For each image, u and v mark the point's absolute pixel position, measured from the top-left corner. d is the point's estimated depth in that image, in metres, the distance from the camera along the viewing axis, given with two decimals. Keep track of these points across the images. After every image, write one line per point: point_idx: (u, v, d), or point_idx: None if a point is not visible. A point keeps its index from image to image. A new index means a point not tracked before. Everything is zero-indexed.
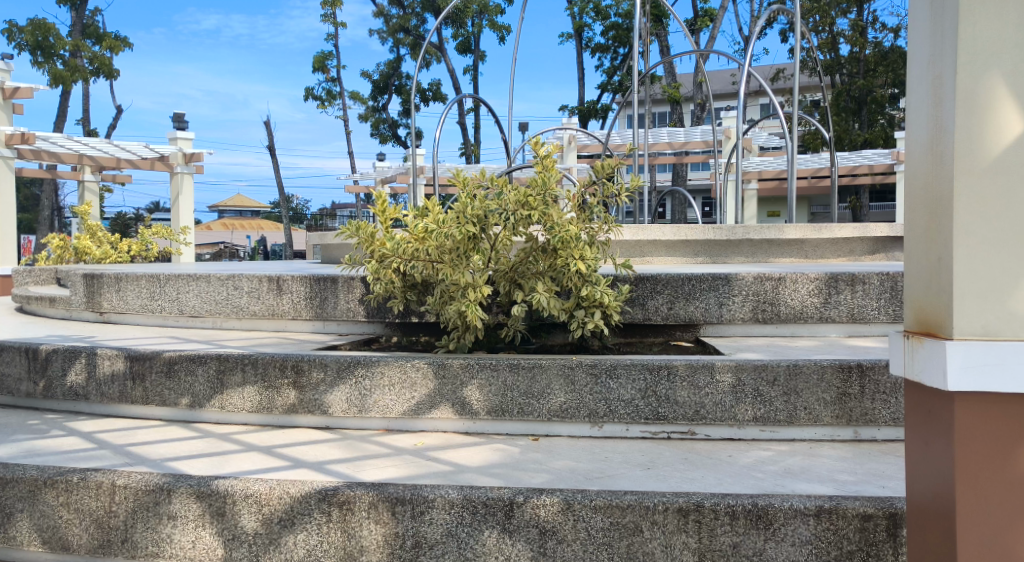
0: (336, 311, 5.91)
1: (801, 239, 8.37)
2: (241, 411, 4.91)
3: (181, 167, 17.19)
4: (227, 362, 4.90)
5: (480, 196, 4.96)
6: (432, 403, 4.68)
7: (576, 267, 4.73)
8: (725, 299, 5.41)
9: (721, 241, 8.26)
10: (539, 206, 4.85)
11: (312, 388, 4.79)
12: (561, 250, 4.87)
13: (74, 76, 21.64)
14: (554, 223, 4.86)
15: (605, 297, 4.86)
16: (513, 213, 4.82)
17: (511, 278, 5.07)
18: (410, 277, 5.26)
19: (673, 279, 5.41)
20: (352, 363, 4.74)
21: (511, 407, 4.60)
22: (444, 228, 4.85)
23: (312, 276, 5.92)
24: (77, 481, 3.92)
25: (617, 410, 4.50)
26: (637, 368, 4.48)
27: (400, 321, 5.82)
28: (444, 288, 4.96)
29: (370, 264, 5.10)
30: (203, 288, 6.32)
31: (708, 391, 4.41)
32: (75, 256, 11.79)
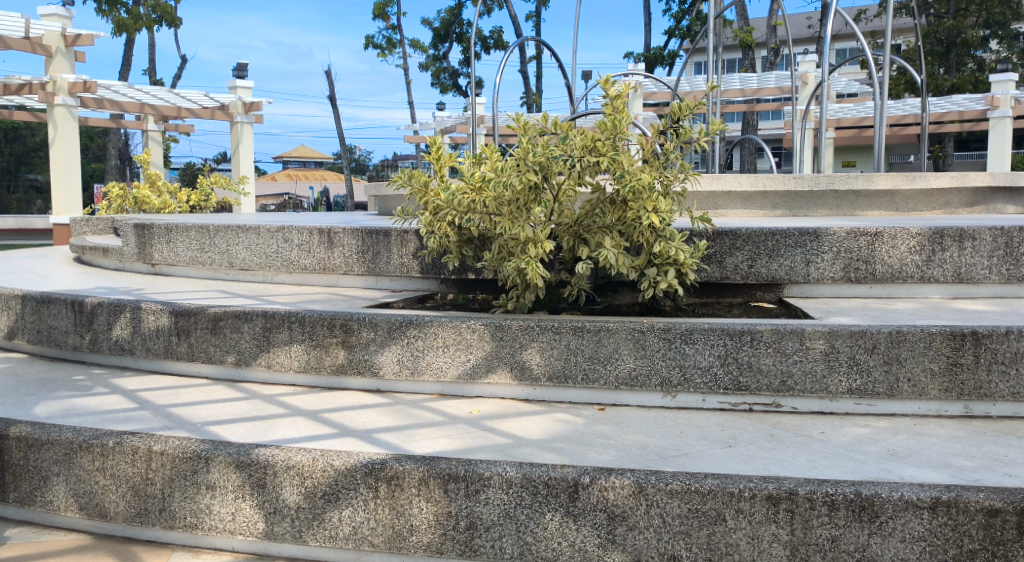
0: (388, 266, 5.60)
1: (892, 190, 7.78)
2: (289, 371, 4.62)
3: (241, 116, 17.03)
4: (273, 320, 4.60)
5: (545, 140, 4.51)
6: (488, 367, 4.33)
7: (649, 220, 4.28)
8: (813, 257, 4.95)
9: (802, 192, 7.78)
10: (610, 152, 4.38)
11: (361, 347, 4.48)
12: (631, 201, 4.41)
13: (136, 25, 21.58)
14: (624, 172, 4.36)
15: (681, 253, 4.39)
16: (580, 159, 4.37)
17: (575, 233, 4.64)
18: (466, 231, 4.89)
19: (756, 235, 4.97)
20: (404, 323, 4.42)
21: (574, 373, 4.23)
22: (503, 177, 4.45)
23: (364, 230, 5.64)
24: (113, 445, 3.59)
25: (693, 379, 4.09)
26: (715, 333, 4.05)
27: (457, 278, 5.46)
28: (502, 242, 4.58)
29: (423, 215, 4.77)
30: (253, 240, 6.04)
31: (797, 359, 3.96)
32: (135, 205, 11.69)
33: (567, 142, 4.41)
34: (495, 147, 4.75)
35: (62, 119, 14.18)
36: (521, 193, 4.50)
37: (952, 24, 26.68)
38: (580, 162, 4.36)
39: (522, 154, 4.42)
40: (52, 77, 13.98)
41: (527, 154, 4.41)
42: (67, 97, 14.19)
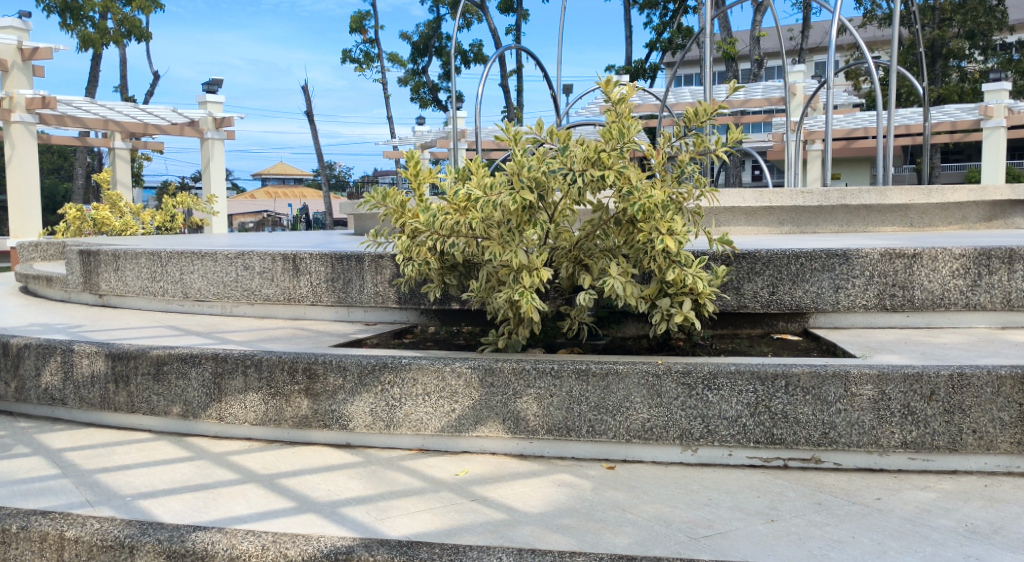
0: (361, 297, 4.97)
1: (906, 204, 7.29)
2: (244, 423, 3.96)
3: (212, 131, 16.36)
4: (225, 364, 3.94)
5: (541, 151, 3.89)
6: (477, 418, 3.71)
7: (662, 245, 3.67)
8: (843, 282, 4.39)
9: (811, 208, 7.27)
10: (616, 165, 3.77)
11: (328, 396, 3.83)
12: (642, 221, 3.80)
13: (104, 39, 20.84)
14: (632, 187, 3.76)
15: (699, 282, 3.80)
16: (583, 174, 3.76)
17: (574, 258, 4.05)
18: (449, 258, 4.27)
19: (778, 258, 4.41)
20: (379, 367, 3.78)
21: (577, 425, 3.62)
22: (492, 195, 3.82)
23: (334, 255, 5.02)
24: (16, 531, 2.88)
25: (718, 431, 3.49)
26: (743, 377, 3.46)
27: (439, 309, 4.84)
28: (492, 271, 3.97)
29: (399, 240, 4.14)
30: (210, 267, 5.37)
31: (841, 408, 3.37)
32: (94, 227, 10.94)
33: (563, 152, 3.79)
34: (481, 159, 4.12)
35: (19, 136, 13.43)
36: (513, 214, 3.88)
37: (936, 34, 26.48)
38: (582, 178, 3.75)
39: (513, 168, 3.80)
40: (8, 93, 13.23)
41: (520, 169, 3.80)
42: (25, 113, 13.43)
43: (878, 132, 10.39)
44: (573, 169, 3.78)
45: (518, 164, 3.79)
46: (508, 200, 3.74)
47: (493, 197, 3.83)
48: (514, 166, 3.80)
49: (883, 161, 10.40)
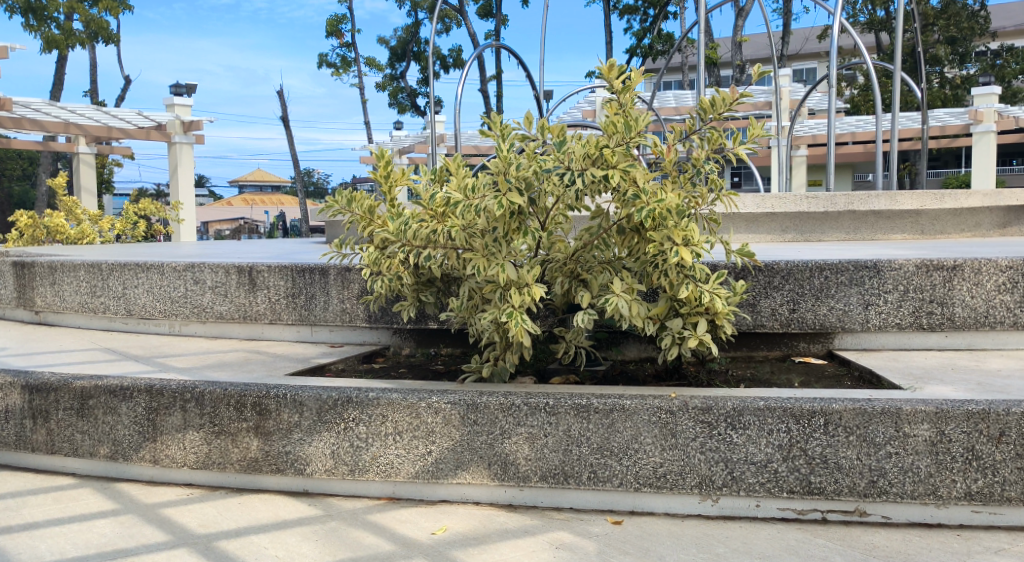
0: (326, 314, 4.40)
1: (917, 210, 6.80)
2: (182, 467, 3.35)
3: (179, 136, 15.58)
4: (160, 398, 3.33)
5: (532, 147, 3.31)
6: (458, 463, 3.14)
7: (673, 258, 3.11)
8: (873, 297, 3.88)
9: (816, 214, 6.80)
10: (621, 164, 3.18)
11: (281, 436, 3.25)
12: (651, 227, 3.24)
13: (69, 41, 20.09)
14: (640, 190, 3.20)
15: (716, 301, 3.26)
16: (582, 174, 3.18)
17: (570, 272, 3.51)
18: (424, 271, 3.70)
19: (799, 271, 3.91)
20: (341, 401, 3.20)
21: (577, 471, 3.06)
22: (475, 199, 3.24)
23: (295, 268, 4.44)
24: None
25: (743, 478, 2.95)
26: (774, 415, 2.92)
27: (414, 329, 4.27)
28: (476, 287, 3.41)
29: (366, 251, 3.56)
30: (155, 281, 4.75)
31: (891, 451, 2.85)
32: (47, 235, 10.08)
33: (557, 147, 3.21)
34: (460, 157, 3.53)
35: None
36: (499, 219, 3.30)
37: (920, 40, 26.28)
38: (582, 179, 3.17)
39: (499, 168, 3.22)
40: None
41: (508, 168, 3.22)
42: None
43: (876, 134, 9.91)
44: (569, 168, 3.20)
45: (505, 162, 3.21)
46: (493, 204, 3.15)
47: (477, 201, 3.25)
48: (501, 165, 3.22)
49: (881, 165, 9.92)
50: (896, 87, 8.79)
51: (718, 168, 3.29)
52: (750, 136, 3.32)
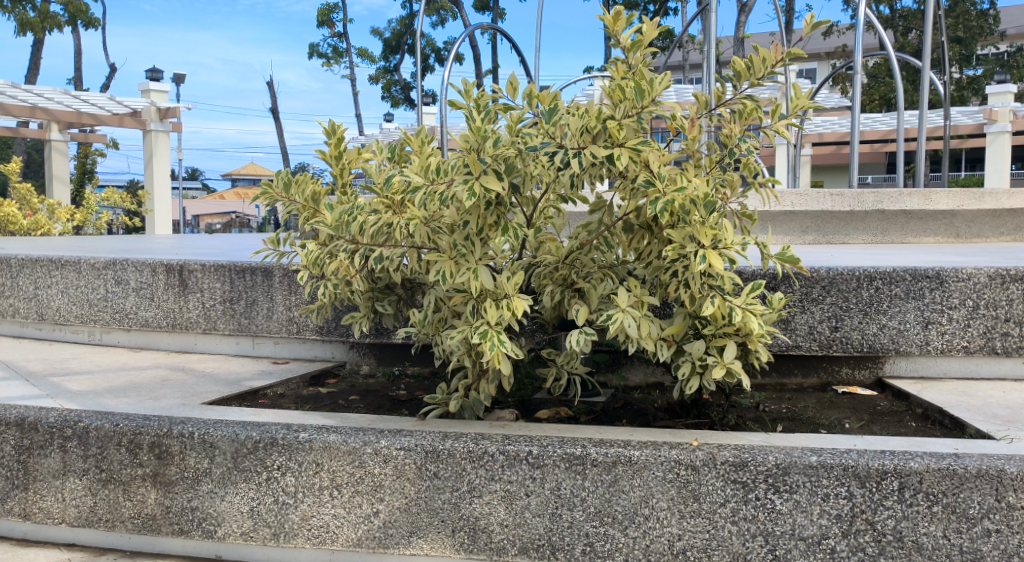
0: (269, 324, 3.67)
1: (953, 210, 6.13)
2: (61, 524, 2.62)
3: (155, 123, 14.76)
4: (33, 435, 2.59)
5: (515, 117, 2.55)
6: (413, 528, 2.41)
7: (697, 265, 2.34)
8: (934, 315, 3.18)
9: (841, 214, 6.13)
10: (631, 140, 2.41)
11: (185, 487, 2.51)
12: (671, 223, 2.48)
13: (46, 23, 19.29)
14: (654, 176, 2.45)
15: (752, 320, 2.52)
16: (579, 153, 2.40)
17: (563, 279, 2.79)
18: (382, 276, 2.96)
19: (844, 281, 3.21)
20: (263, 444, 2.46)
21: (567, 542, 2.34)
22: (440, 184, 2.48)
23: (233, 267, 3.71)
24: None
25: (788, 558, 2.23)
26: (831, 475, 2.19)
27: (373, 343, 3.55)
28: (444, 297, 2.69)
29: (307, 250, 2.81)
30: (70, 281, 4.00)
31: (989, 528, 2.13)
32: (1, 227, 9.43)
33: (544, 114, 2.42)
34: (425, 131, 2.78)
35: None
36: (471, 209, 2.55)
37: None
38: (579, 159, 2.39)
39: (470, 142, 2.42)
40: None
41: (483, 142, 2.43)
42: None
43: (896, 131, 9.21)
44: (561, 143, 2.42)
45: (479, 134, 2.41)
46: (458, 188, 2.36)
47: (443, 186, 2.49)
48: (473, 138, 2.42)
49: (901, 163, 9.22)
50: (924, 79, 8.12)
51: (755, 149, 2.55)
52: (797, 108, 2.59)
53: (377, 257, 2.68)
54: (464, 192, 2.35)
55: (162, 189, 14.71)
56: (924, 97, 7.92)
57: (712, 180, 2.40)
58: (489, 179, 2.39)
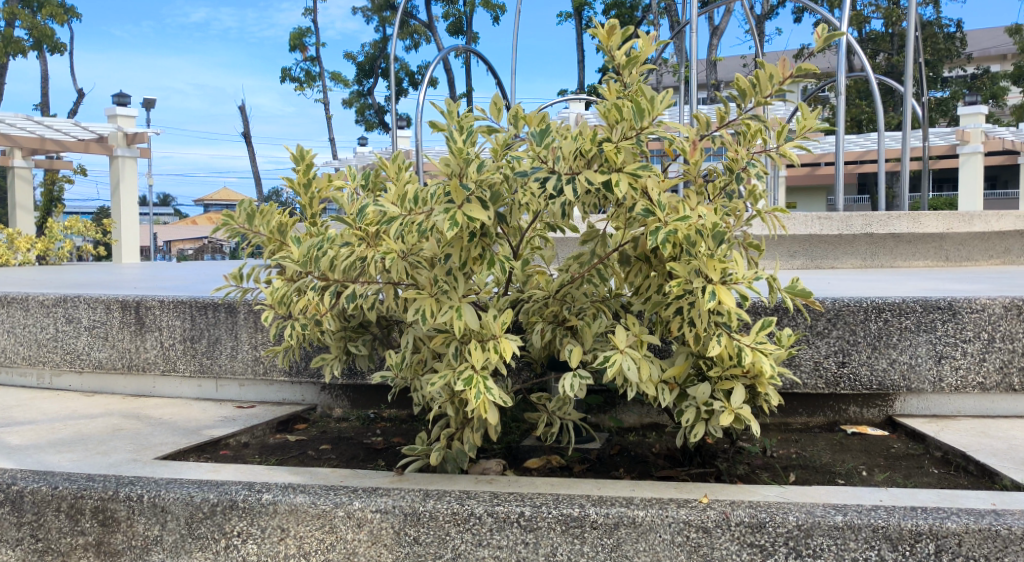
0: (233, 364, 3.40)
1: (943, 233, 5.97)
2: None
3: (122, 149, 14.39)
4: None
5: (501, 140, 2.32)
6: None
7: (706, 302, 2.11)
8: (948, 349, 2.98)
9: (829, 238, 5.96)
10: (630, 165, 2.19)
11: (134, 558, 2.23)
12: (675, 255, 2.25)
13: (10, 48, 18.90)
14: (654, 204, 2.22)
15: (763, 361, 2.30)
16: (573, 179, 2.16)
17: (555, 316, 2.56)
18: (355, 315, 2.70)
19: (851, 313, 3.01)
20: (221, 507, 2.20)
21: None
22: (419, 215, 2.24)
23: (193, 303, 3.44)
24: None
25: None
26: (859, 537, 1.97)
27: (345, 385, 3.29)
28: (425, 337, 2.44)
29: (273, 288, 2.56)
30: (17, 320, 3.70)
31: None
32: None
33: (533, 136, 2.20)
34: (400, 157, 2.54)
35: None
36: (453, 242, 2.31)
37: None
38: (573, 186, 2.16)
39: (452, 168, 2.19)
40: None
41: (466, 168, 2.19)
42: None
43: (877, 154, 9.11)
44: (552, 167, 2.19)
45: (463, 159, 2.17)
46: (439, 218, 2.11)
47: (422, 217, 2.24)
48: (455, 163, 2.18)
49: (883, 186, 9.10)
50: (905, 101, 8.02)
51: (763, 173, 2.34)
52: (805, 128, 2.38)
53: (349, 296, 2.43)
54: (446, 223, 2.11)
55: (129, 217, 14.34)
56: (907, 119, 7.81)
57: (720, 208, 2.18)
58: (474, 207, 2.14)
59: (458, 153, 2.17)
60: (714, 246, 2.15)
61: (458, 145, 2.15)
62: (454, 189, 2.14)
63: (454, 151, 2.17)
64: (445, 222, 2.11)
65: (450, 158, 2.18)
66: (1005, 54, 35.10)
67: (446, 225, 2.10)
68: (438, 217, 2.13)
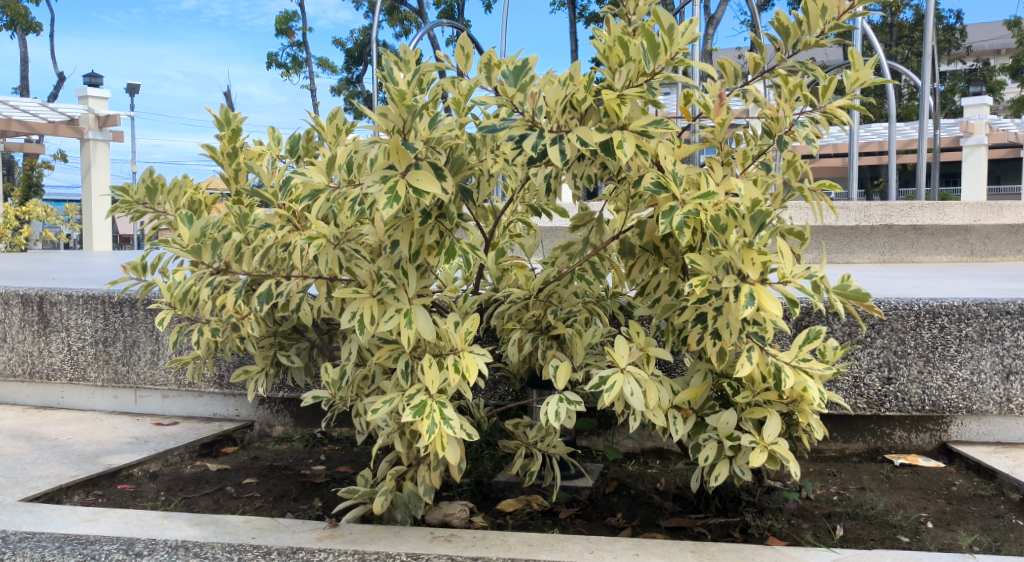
0: (153, 373, 2.83)
1: (968, 225, 5.44)
2: None
3: (94, 132, 13.73)
4: None
5: (465, 91, 1.72)
6: None
7: (741, 310, 1.51)
8: (1018, 363, 2.44)
9: (845, 229, 5.43)
10: (638, 121, 1.61)
11: None
12: (698, 243, 1.71)
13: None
14: (667, 175, 1.69)
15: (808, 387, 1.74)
16: (560, 139, 1.56)
17: (536, 321, 2.01)
18: (285, 317, 2.13)
19: (900, 318, 2.46)
20: None
21: None
22: (353, 188, 1.67)
23: (106, 299, 2.86)
24: None
25: None
26: None
27: (286, 399, 2.73)
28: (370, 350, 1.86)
29: (172, 282, 1.98)
30: None
31: None
32: None
33: (506, 77, 1.57)
34: (341, 116, 1.97)
35: None
36: (401, 224, 1.73)
37: None
38: (561, 148, 1.55)
39: (394, 124, 1.54)
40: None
41: (414, 122, 1.55)
42: None
43: (888, 143, 8.57)
44: (532, 122, 1.57)
45: (408, 108, 1.51)
46: (372, 191, 1.51)
47: (359, 190, 1.67)
48: (398, 115, 1.52)
49: (894, 177, 8.57)
50: (921, 87, 7.49)
51: (814, 137, 1.77)
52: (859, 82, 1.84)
53: (266, 294, 1.86)
54: (382, 198, 1.50)
55: (100, 203, 13.71)
56: (924, 105, 7.28)
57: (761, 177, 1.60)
58: (422, 177, 1.53)
59: (399, 98, 1.51)
60: (758, 239, 1.53)
61: (401, 88, 1.49)
62: (395, 150, 1.53)
63: (395, 96, 1.51)
64: (381, 196, 1.50)
65: (391, 104, 1.52)
66: (1003, 47, 34.64)
67: (382, 202, 1.49)
68: (373, 189, 1.53)
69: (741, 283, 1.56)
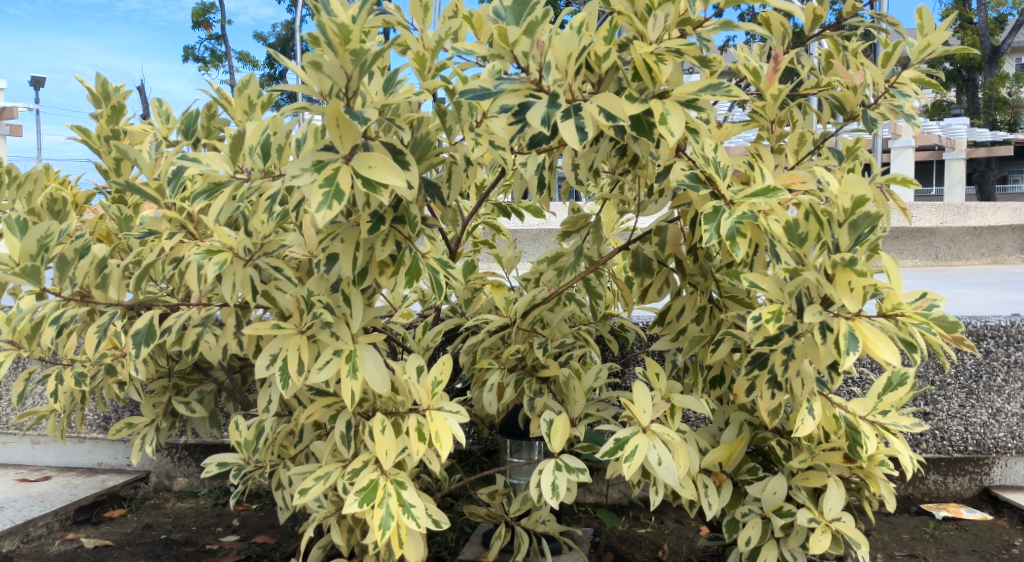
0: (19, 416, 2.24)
1: (933, 228, 5.18)
2: None
3: None
4: None
5: (431, 44, 1.22)
6: None
7: (841, 358, 1.04)
8: None
9: None
10: (679, 87, 1.13)
11: None
12: (752, 260, 1.26)
13: None
14: (706, 165, 1.25)
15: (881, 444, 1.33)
16: (578, 108, 1.06)
17: (518, 359, 1.53)
18: (181, 355, 1.59)
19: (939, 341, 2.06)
20: None
21: None
22: (268, 182, 1.17)
23: None
24: None
25: None
26: None
27: (190, 446, 2.17)
28: (307, 409, 1.32)
29: (16, 313, 1.42)
30: None
31: None
32: None
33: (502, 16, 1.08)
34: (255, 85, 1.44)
35: None
36: (341, 232, 1.23)
37: None
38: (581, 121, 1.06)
39: (332, 81, 1.01)
40: None
41: (361, 80, 1.03)
42: None
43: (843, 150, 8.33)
44: (538, 84, 1.08)
45: (353, 57, 0.98)
46: (299, 182, 0.98)
47: (280, 185, 1.16)
48: (337, 65, 0.99)
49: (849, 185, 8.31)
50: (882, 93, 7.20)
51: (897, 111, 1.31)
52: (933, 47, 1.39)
53: (145, 333, 1.28)
54: (314, 194, 0.96)
55: None
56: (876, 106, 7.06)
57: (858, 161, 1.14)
58: (377, 161, 0.99)
59: (339, 40, 0.98)
60: (860, 254, 1.08)
61: (342, 23, 0.96)
62: (335, 120, 1.00)
63: (333, 36, 0.98)
64: (313, 188, 0.97)
65: (324, 46, 0.99)
66: None
67: (316, 199, 0.96)
68: (302, 179, 1.00)
69: (830, 316, 1.10)
